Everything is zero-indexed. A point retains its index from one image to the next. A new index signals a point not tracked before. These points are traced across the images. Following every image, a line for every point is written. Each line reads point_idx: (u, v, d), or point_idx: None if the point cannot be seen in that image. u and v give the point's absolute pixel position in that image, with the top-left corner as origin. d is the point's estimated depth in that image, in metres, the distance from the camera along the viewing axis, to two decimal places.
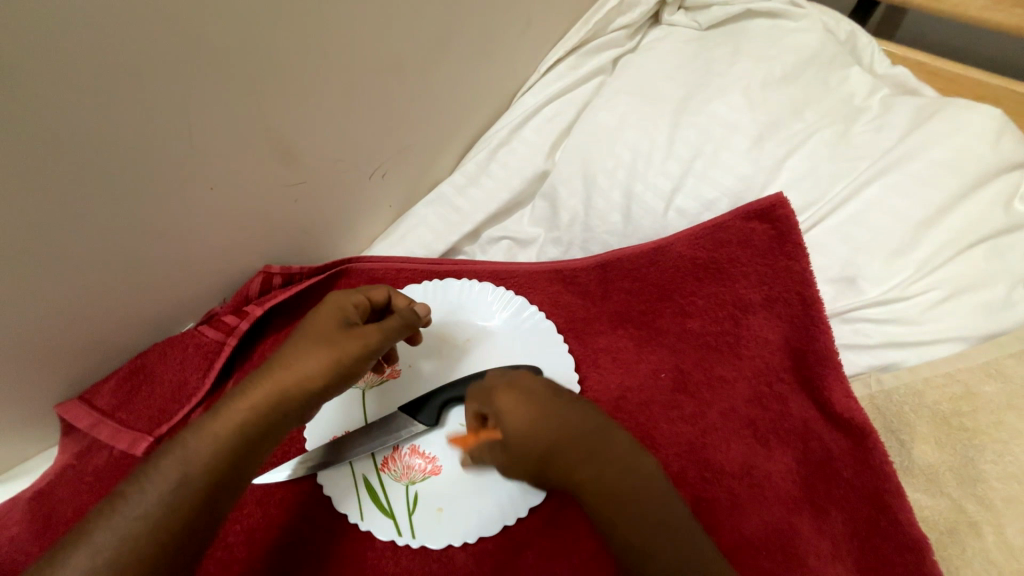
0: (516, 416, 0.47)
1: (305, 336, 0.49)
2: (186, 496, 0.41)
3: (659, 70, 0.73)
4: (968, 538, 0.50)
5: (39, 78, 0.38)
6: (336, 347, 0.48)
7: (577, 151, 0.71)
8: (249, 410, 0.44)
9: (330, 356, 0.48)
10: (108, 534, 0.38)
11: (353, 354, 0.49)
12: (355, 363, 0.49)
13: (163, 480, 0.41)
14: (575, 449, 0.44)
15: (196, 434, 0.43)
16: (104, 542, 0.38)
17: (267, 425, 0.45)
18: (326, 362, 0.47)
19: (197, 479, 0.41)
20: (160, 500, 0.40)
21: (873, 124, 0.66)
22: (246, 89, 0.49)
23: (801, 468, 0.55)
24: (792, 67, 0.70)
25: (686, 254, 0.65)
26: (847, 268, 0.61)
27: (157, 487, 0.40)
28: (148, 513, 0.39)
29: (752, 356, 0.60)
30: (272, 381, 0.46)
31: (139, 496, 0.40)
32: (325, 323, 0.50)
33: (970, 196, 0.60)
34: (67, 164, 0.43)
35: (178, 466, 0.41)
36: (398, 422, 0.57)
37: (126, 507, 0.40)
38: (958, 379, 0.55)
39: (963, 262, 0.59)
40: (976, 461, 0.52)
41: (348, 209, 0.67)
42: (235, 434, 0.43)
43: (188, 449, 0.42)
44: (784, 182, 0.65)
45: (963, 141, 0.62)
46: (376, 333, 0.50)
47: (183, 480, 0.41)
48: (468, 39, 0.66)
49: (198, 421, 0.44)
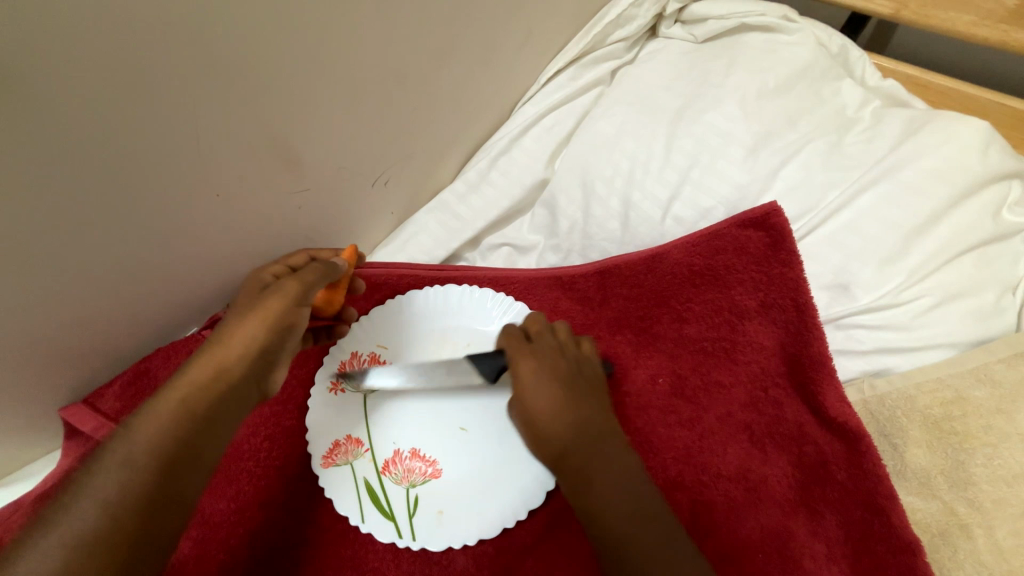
0: (537, 402, 0.54)
1: (234, 314, 0.51)
2: (138, 480, 0.40)
3: (656, 82, 0.75)
4: (960, 540, 0.51)
5: (47, 86, 0.39)
6: (262, 306, 0.51)
7: (576, 160, 0.72)
8: (192, 380, 0.45)
9: (260, 316, 0.50)
10: (64, 529, 0.37)
11: (279, 305, 0.51)
12: (283, 315, 0.51)
13: (109, 470, 0.40)
14: (568, 441, 0.52)
15: (139, 419, 0.42)
16: (62, 535, 0.37)
17: (216, 389, 0.45)
18: (259, 320, 0.50)
19: (146, 462, 0.40)
20: (111, 489, 0.39)
21: (865, 136, 0.67)
22: (251, 97, 0.50)
23: (796, 471, 0.56)
24: (786, 79, 0.71)
25: (683, 260, 0.66)
26: (841, 275, 0.62)
27: (105, 477, 0.39)
28: (98, 503, 0.38)
29: (748, 362, 0.61)
30: (210, 352, 0.47)
31: (88, 490, 0.39)
32: (250, 298, 0.52)
33: (959, 205, 0.62)
34: (70, 169, 0.43)
35: (122, 453, 0.40)
36: (462, 366, 0.59)
37: (77, 502, 0.38)
38: (948, 384, 0.56)
39: (953, 269, 0.60)
40: (965, 464, 0.53)
41: (351, 216, 0.68)
42: (183, 406, 0.44)
43: (130, 433, 0.41)
44: (778, 191, 0.66)
45: (953, 152, 0.63)
46: (294, 285, 0.53)
47: (131, 464, 0.40)
48: (468, 49, 0.67)
49: (138, 409, 0.43)
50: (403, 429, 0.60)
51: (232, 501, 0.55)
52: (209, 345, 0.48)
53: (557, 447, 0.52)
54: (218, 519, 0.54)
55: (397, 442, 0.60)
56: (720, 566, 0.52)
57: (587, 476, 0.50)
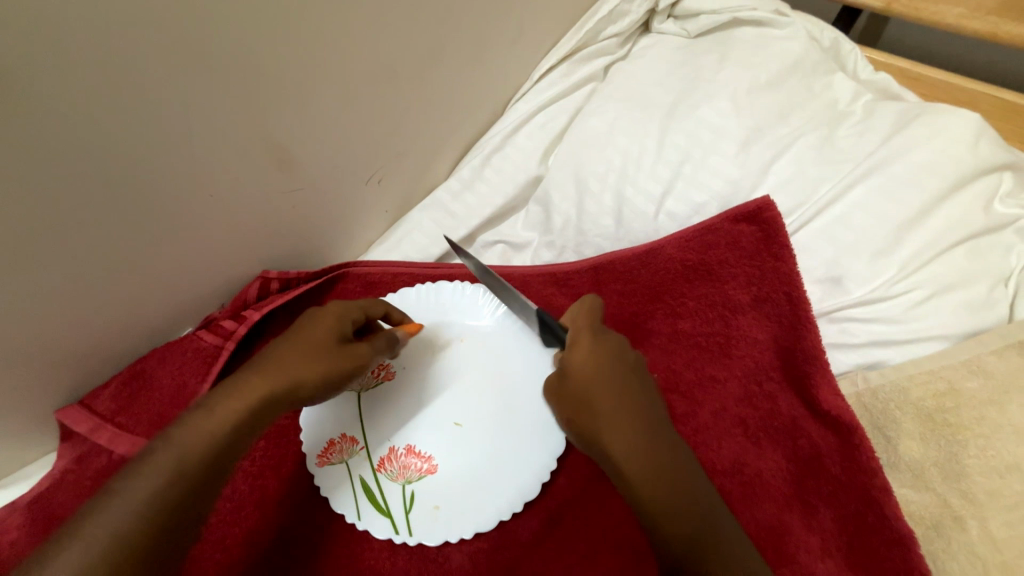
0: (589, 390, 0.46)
1: (303, 342, 0.51)
2: (176, 497, 0.40)
3: (649, 77, 0.75)
4: (954, 531, 0.51)
5: (32, 84, 0.38)
6: (336, 358, 0.51)
7: (570, 157, 0.72)
8: (247, 407, 0.45)
9: (330, 366, 0.51)
10: (94, 535, 0.37)
11: (349, 369, 0.52)
12: (347, 377, 0.52)
13: (153, 480, 0.40)
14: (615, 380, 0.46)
15: (188, 431, 0.42)
16: (92, 542, 0.37)
17: (260, 423, 0.46)
18: (325, 371, 0.50)
19: (187, 478, 0.41)
20: (149, 503, 0.39)
21: (857, 129, 0.67)
22: (243, 97, 0.50)
23: (791, 465, 0.56)
24: (778, 73, 0.71)
25: (676, 256, 0.66)
26: (833, 269, 0.62)
27: (146, 484, 0.39)
28: (137, 513, 0.38)
29: (742, 356, 0.62)
30: (274, 380, 0.48)
31: (133, 497, 0.39)
32: (326, 330, 0.52)
33: (951, 197, 0.62)
34: (59, 170, 0.43)
35: (169, 464, 0.40)
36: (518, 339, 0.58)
37: (114, 504, 0.38)
38: (940, 376, 0.56)
39: (944, 261, 0.60)
40: (959, 456, 0.53)
41: (345, 215, 0.68)
42: (229, 432, 0.44)
43: (182, 446, 0.42)
44: (771, 185, 0.66)
45: (944, 144, 0.63)
46: (369, 351, 0.54)
47: (178, 482, 0.40)
48: (460, 46, 0.67)
49: (189, 416, 0.43)
50: (398, 425, 0.61)
51: (229, 500, 0.56)
52: (273, 371, 0.48)
53: (598, 385, 0.45)
54: (216, 518, 0.55)
55: (391, 439, 0.60)
56: None
57: (622, 420, 0.44)
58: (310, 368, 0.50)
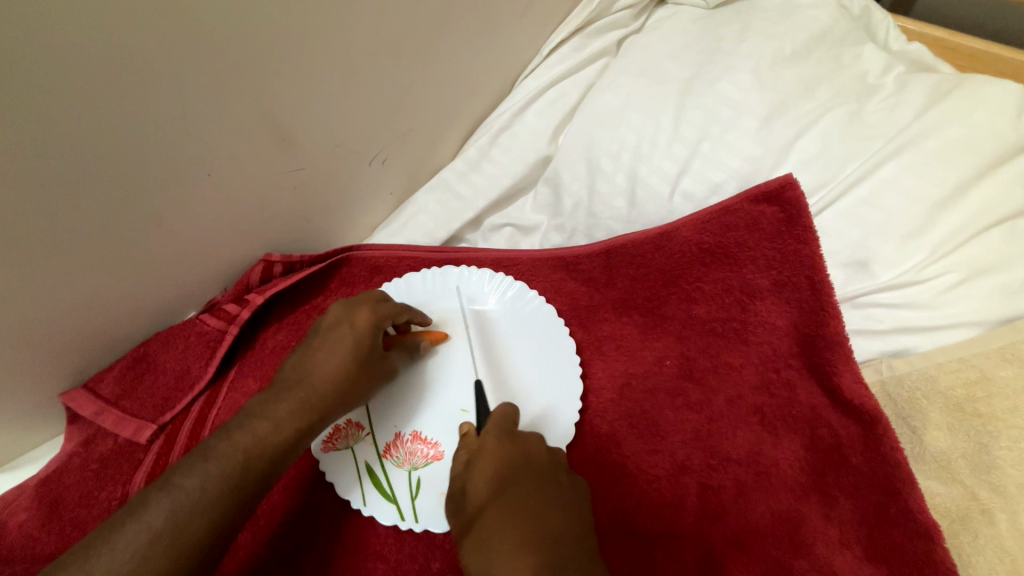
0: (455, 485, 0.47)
1: (351, 354, 0.53)
2: (233, 496, 0.44)
3: (666, 49, 0.71)
4: (981, 525, 0.48)
5: (13, 58, 0.37)
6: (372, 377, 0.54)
7: (581, 135, 0.70)
8: (299, 422, 0.49)
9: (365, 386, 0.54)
10: (160, 521, 0.42)
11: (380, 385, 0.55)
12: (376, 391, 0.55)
13: (217, 483, 0.44)
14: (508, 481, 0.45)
15: (252, 439, 0.47)
16: (157, 527, 0.41)
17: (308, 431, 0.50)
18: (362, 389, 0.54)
19: (242, 478, 0.45)
20: (211, 499, 0.43)
21: (889, 102, 0.63)
22: (239, 74, 0.48)
23: (808, 454, 0.54)
24: (803, 44, 0.67)
25: (692, 238, 0.64)
26: (859, 252, 0.59)
27: (206, 488, 0.44)
28: (201, 509, 0.43)
29: (759, 342, 0.59)
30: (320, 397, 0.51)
31: (189, 491, 0.43)
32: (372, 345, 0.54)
33: (988, 176, 0.58)
34: (47, 151, 0.42)
35: (233, 468, 0.45)
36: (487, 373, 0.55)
37: (173, 499, 0.43)
38: (972, 364, 0.53)
39: (980, 243, 0.56)
40: (989, 448, 0.50)
41: (349, 197, 0.66)
42: (280, 442, 0.48)
43: (247, 453, 0.46)
44: (794, 164, 0.63)
45: (981, 119, 0.59)
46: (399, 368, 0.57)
47: (233, 485, 0.45)
48: (466, 19, 0.64)
49: (255, 422, 0.48)
50: (404, 412, 0.60)
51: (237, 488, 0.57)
52: (313, 377, 0.51)
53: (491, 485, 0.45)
54: None
55: (397, 426, 0.59)
56: (731, 552, 0.51)
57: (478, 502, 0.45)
58: (350, 384, 0.52)
